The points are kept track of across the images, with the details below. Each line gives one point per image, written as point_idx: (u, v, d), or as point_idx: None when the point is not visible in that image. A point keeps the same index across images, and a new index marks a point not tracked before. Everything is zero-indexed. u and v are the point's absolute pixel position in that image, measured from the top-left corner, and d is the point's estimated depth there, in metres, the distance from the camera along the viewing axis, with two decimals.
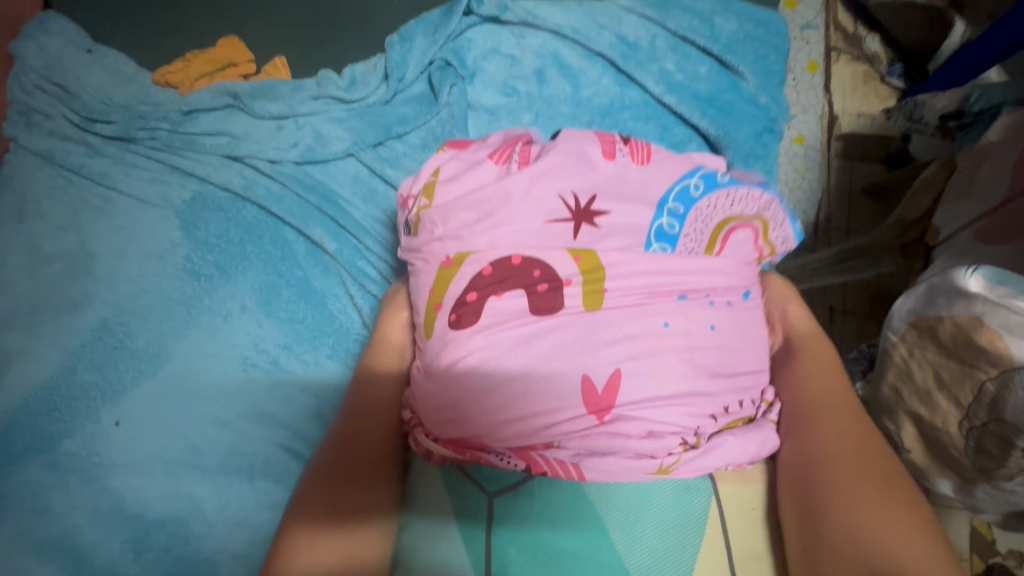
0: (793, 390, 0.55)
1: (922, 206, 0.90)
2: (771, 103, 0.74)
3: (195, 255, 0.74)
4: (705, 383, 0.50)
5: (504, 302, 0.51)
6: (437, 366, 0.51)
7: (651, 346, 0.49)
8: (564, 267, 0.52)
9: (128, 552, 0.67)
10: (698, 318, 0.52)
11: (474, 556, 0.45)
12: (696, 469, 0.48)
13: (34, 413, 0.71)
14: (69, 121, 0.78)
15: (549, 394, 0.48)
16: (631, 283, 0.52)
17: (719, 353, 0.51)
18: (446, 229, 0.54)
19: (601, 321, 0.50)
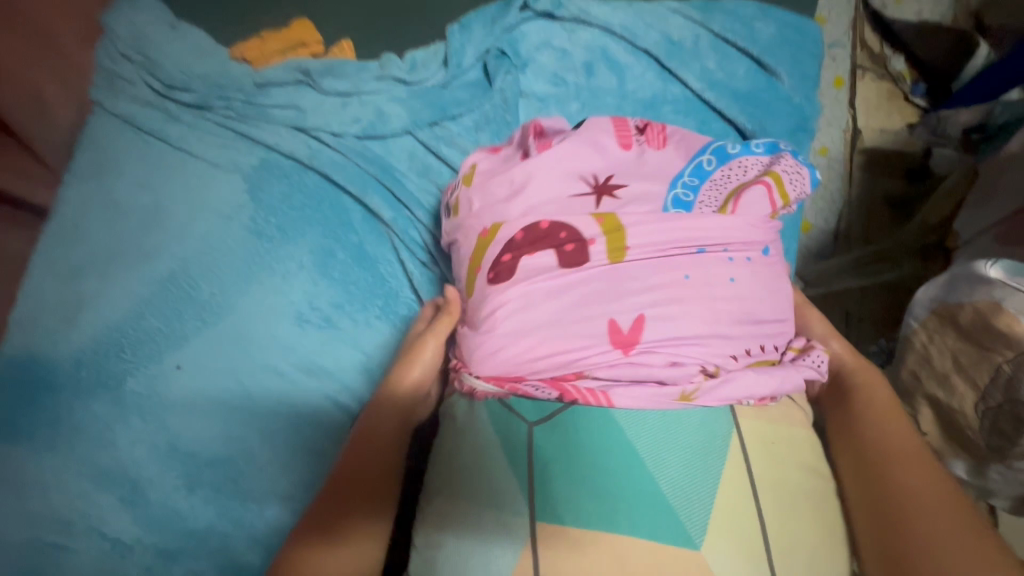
0: (864, 435, 0.55)
1: (943, 212, 0.94)
2: (805, 104, 0.79)
3: (259, 217, 0.80)
4: (725, 327, 0.54)
5: (536, 259, 0.55)
6: (480, 316, 0.55)
7: (673, 292, 0.53)
8: (588, 228, 0.55)
9: (182, 487, 0.73)
10: (717, 271, 0.55)
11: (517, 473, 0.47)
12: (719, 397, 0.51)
13: (104, 352, 0.76)
14: (150, 88, 0.84)
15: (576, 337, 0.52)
16: (653, 239, 0.55)
17: (738, 301, 0.54)
18: (486, 203, 0.59)
19: (623, 274, 0.54)
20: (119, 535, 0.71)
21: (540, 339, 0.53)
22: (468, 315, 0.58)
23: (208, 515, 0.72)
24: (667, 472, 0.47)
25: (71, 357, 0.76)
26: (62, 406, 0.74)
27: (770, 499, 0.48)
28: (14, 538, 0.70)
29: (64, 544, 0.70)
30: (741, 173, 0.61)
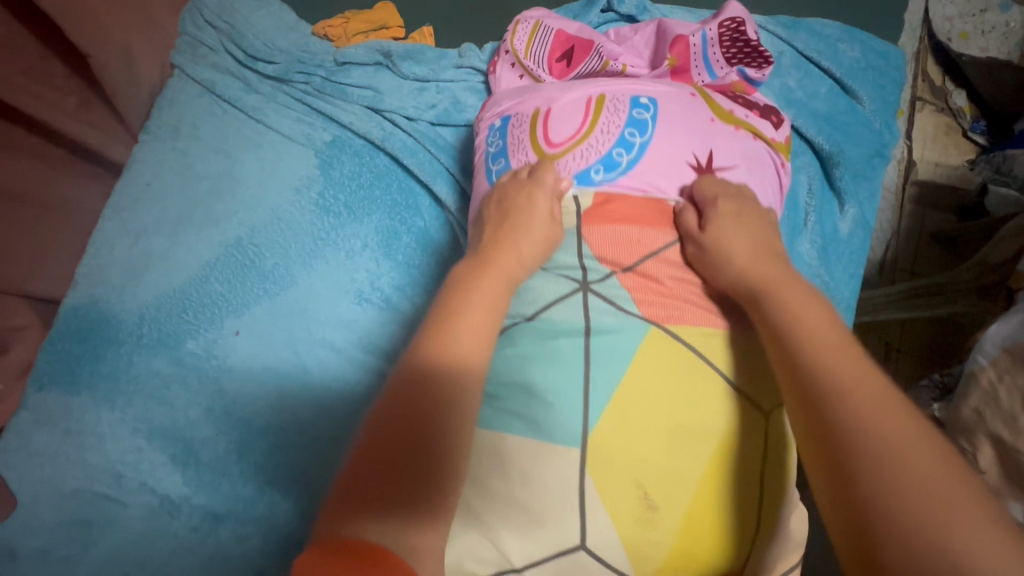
0: (837, 379, 0.41)
1: (1008, 251, 0.91)
2: (884, 129, 0.79)
3: (328, 193, 0.81)
4: (571, 136, 0.62)
5: (581, 108, 0.63)
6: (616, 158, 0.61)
7: (578, 110, 0.63)
8: (583, 90, 0.65)
9: (232, 452, 0.73)
10: (566, 102, 0.64)
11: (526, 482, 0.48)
12: (633, 194, 0.59)
13: (168, 311, 0.77)
14: (232, 57, 0.86)
15: (536, 94, 0.68)
16: (575, 93, 0.65)
17: (579, 120, 0.63)
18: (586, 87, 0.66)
19: (569, 115, 0.63)
20: (169, 493, 0.72)
21: (500, 131, 0.68)
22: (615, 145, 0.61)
23: (256, 482, 0.72)
24: (519, 434, 0.49)
25: (135, 315, 0.77)
26: (124, 360, 0.76)
27: (661, 481, 0.48)
28: (69, 485, 0.72)
29: (116, 497, 0.72)
30: (745, 61, 0.70)
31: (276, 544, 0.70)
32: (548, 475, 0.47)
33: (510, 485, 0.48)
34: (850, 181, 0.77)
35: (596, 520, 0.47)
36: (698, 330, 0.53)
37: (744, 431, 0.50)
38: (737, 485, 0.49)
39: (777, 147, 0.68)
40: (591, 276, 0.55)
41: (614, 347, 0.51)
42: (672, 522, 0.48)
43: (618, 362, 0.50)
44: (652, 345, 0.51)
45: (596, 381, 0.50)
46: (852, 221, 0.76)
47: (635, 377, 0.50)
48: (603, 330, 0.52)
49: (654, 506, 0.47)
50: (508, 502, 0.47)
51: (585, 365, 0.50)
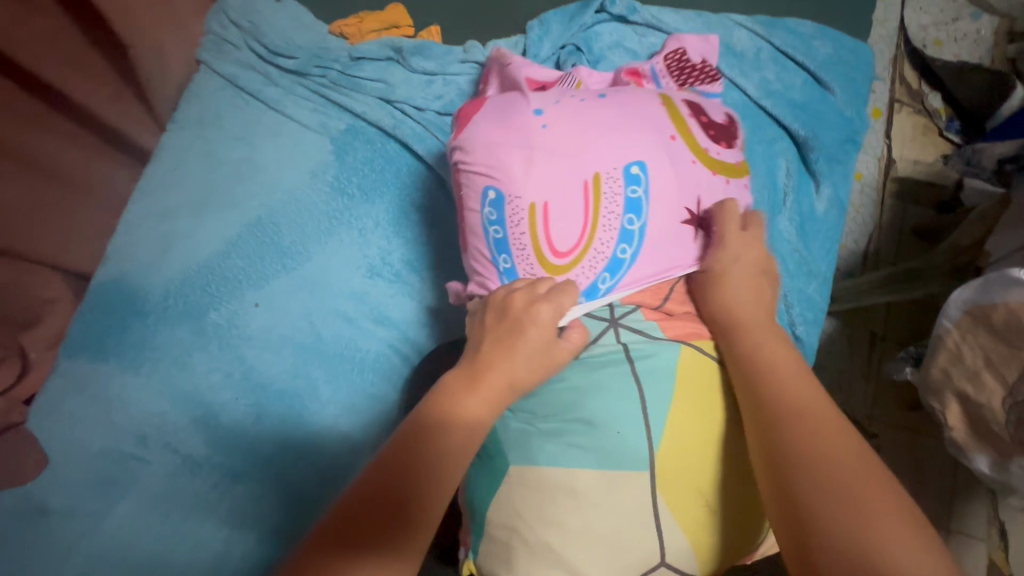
0: (783, 396, 0.50)
1: (975, 234, 0.96)
2: (856, 117, 0.86)
3: (342, 176, 0.87)
4: (573, 234, 0.62)
5: (578, 200, 0.62)
6: (625, 251, 0.62)
7: (572, 197, 0.62)
8: (577, 172, 0.62)
9: (251, 415, 0.78)
10: (557, 189, 0.61)
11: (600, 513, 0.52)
12: (638, 283, 0.64)
13: (192, 285, 0.83)
14: (253, 53, 0.94)
15: (521, 181, 0.61)
16: (565, 175, 0.62)
17: (576, 213, 0.62)
18: (573, 162, 0.62)
19: (566, 211, 0.62)
20: (190, 453, 0.76)
21: (495, 226, 0.64)
22: (616, 240, 0.62)
23: (273, 444, 0.77)
24: (589, 466, 0.53)
25: (161, 287, 0.83)
26: (150, 330, 0.81)
27: (715, 486, 0.54)
28: (97, 446, 0.76)
29: (140, 457, 0.76)
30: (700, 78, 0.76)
31: (291, 501, 0.74)
32: (628, 501, 0.52)
33: (588, 517, 0.51)
34: (825, 164, 0.83)
35: (671, 534, 0.52)
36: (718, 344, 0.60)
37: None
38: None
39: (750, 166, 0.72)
40: (618, 314, 0.62)
41: (660, 365, 0.57)
42: (731, 525, 0.54)
43: (668, 381, 0.56)
44: (694, 367, 0.57)
45: (651, 404, 0.55)
46: (827, 200, 0.83)
47: (685, 397, 0.55)
48: (643, 352, 0.58)
49: (715, 514, 0.53)
50: (584, 532, 0.51)
51: (636, 386, 0.56)
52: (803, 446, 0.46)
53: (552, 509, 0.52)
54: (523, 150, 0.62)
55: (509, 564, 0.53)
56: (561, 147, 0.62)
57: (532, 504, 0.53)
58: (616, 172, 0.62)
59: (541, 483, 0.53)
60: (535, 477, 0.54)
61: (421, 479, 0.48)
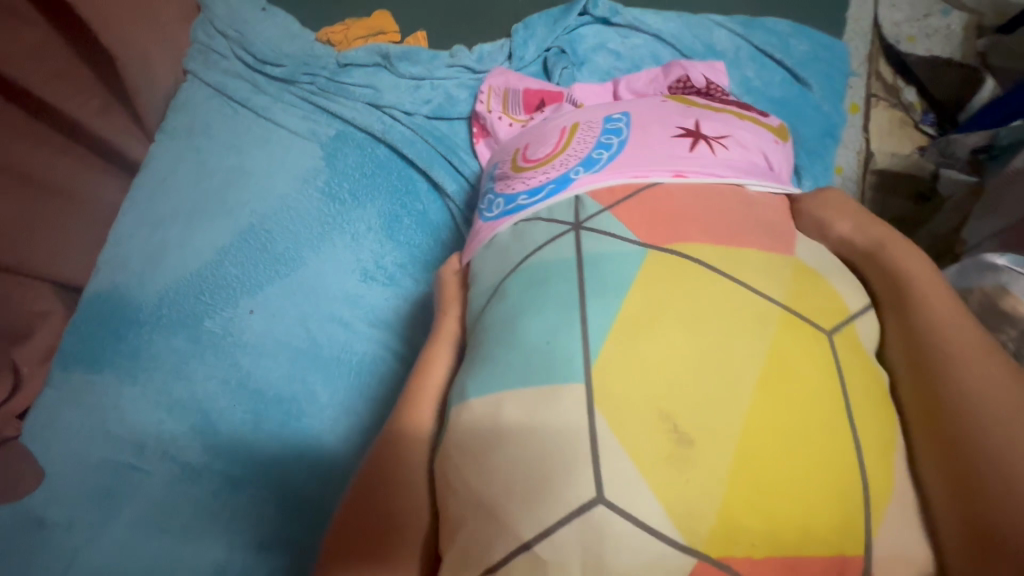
0: (946, 347, 0.46)
1: (950, 223, 1.01)
2: (833, 112, 0.88)
3: (334, 182, 0.88)
4: (544, 153, 0.59)
5: (554, 133, 0.60)
6: (598, 157, 0.55)
7: (548, 132, 0.61)
8: (561, 120, 0.62)
9: (248, 421, 0.78)
10: (538, 131, 0.63)
11: (530, 444, 0.42)
12: (617, 175, 0.54)
13: (185, 293, 0.83)
14: (241, 62, 0.94)
15: (513, 140, 0.68)
16: (547, 124, 0.63)
17: (547, 141, 0.60)
18: (559, 118, 0.63)
19: (542, 140, 0.61)
20: (189, 461, 0.76)
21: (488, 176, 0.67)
22: (586, 150, 0.56)
23: (271, 448, 0.77)
24: (517, 384, 0.45)
25: (155, 297, 0.83)
26: (144, 339, 0.81)
27: (687, 407, 0.41)
28: (94, 456, 0.76)
29: (138, 466, 0.76)
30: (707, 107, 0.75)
31: (289, 507, 0.74)
32: (559, 421, 0.42)
33: (513, 444, 0.43)
34: (805, 158, 0.86)
35: (614, 464, 0.40)
36: (710, 250, 0.48)
37: (791, 351, 0.44)
38: (793, 412, 0.42)
39: (777, 132, 0.62)
40: (582, 215, 0.52)
41: (608, 271, 0.47)
42: (716, 455, 0.40)
43: (615, 288, 0.46)
44: (654, 268, 0.47)
45: (595, 317, 0.45)
46: (808, 193, 0.84)
47: (642, 299, 0.45)
48: (591, 258, 0.49)
49: (687, 440, 0.40)
50: (513, 470, 0.42)
51: (578, 294, 0.47)
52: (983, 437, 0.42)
53: (480, 446, 0.44)
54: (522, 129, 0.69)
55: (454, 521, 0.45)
56: (553, 117, 0.66)
57: (462, 440, 0.46)
58: (595, 113, 0.61)
59: (471, 412, 0.46)
60: (468, 412, 0.46)
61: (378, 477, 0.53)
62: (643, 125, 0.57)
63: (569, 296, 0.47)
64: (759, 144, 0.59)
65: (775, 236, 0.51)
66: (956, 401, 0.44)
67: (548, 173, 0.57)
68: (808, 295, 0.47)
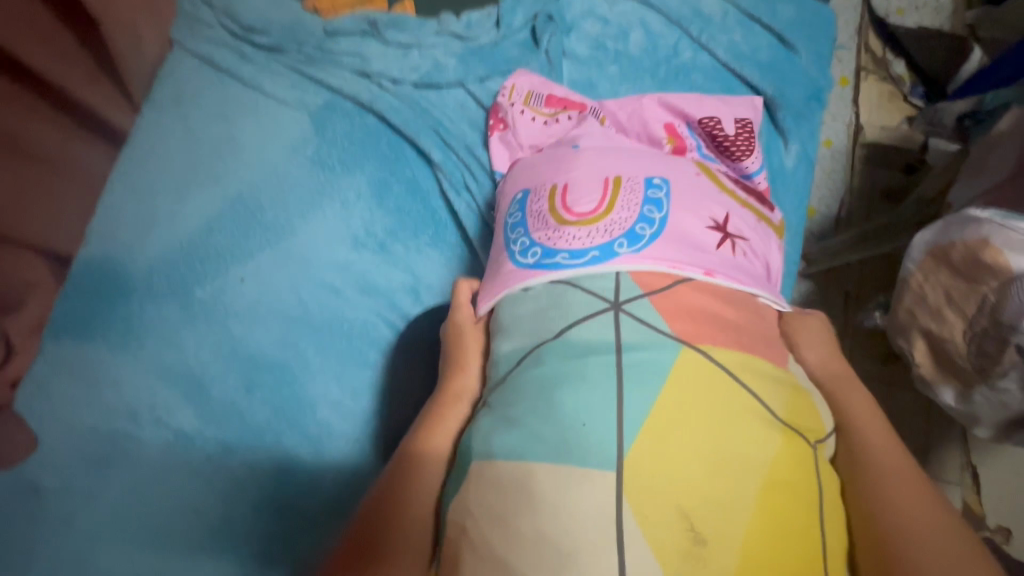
0: (879, 465, 0.53)
1: (938, 186, 1.01)
2: (820, 75, 0.89)
3: (323, 151, 0.88)
4: (586, 208, 0.60)
5: (591, 184, 0.62)
6: (639, 235, 0.58)
7: (589, 179, 0.62)
8: (599, 170, 0.63)
9: (241, 387, 0.78)
10: (571, 170, 0.64)
11: (552, 520, 0.45)
12: (657, 261, 0.56)
13: (175, 262, 0.83)
14: (227, 31, 0.94)
15: (547, 172, 0.67)
16: (582, 165, 0.64)
17: (587, 190, 0.61)
18: (596, 162, 0.64)
19: (580, 187, 0.62)
20: (182, 427, 0.76)
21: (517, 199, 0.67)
22: (631, 224, 0.59)
23: (265, 414, 0.77)
24: (547, 462, 0.47)
25: (146, 266, 0.83)
26: (136, 308, 0.81)
27: (709, 506, 0.45)
28: (86, 423, 0.76)
29: (131, 433, 0.76)
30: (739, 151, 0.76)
31: (284, 470, 0.75)
32: (580, 504, 0.45)
33: (538, 524, 0.45)
34: (793, 121, 0.86)
35: (636, 553, 0.44)
36: (740, 358, 0.53)
37: (785, 460, 0.49)
38: (796, 513, 0.47)
39: (777, 233, 0.70)
40: (622, 296, 0.55)
41: (651, 361, 0.51)
42: (726, 556, 0.44)
43: (654, 379, 0.50)
44: (687, 363, 0.51)
45: (630, 400, 0.49)
46: (795, 156, 0.85)
47: (674, 397, 0.49)
48: (632, 346, 0.52)
49: (704, 539, 0.44)
50: (539, 544, 0.45)
51: (614, 382, 0.50)
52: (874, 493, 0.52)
53: (500, 507, 0.47)
54: (557, 158, 0.67)
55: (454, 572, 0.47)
56: (591, 155, 0.65)
57: (482, 500, 0.48)
58: (631, 173, 0.63)
59: (497, 480, 0.48)
60: (492, 474, 0.49)
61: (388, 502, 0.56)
62: (681, 198, 0.61)
63: (598, 394, 0.49)
64: (762, 240, 0.66)
65: (754, 305, 0.60)
66: (893, 526, 0.49)
67: (594, 239, 0.58)
68: (810, 401, 0.54)
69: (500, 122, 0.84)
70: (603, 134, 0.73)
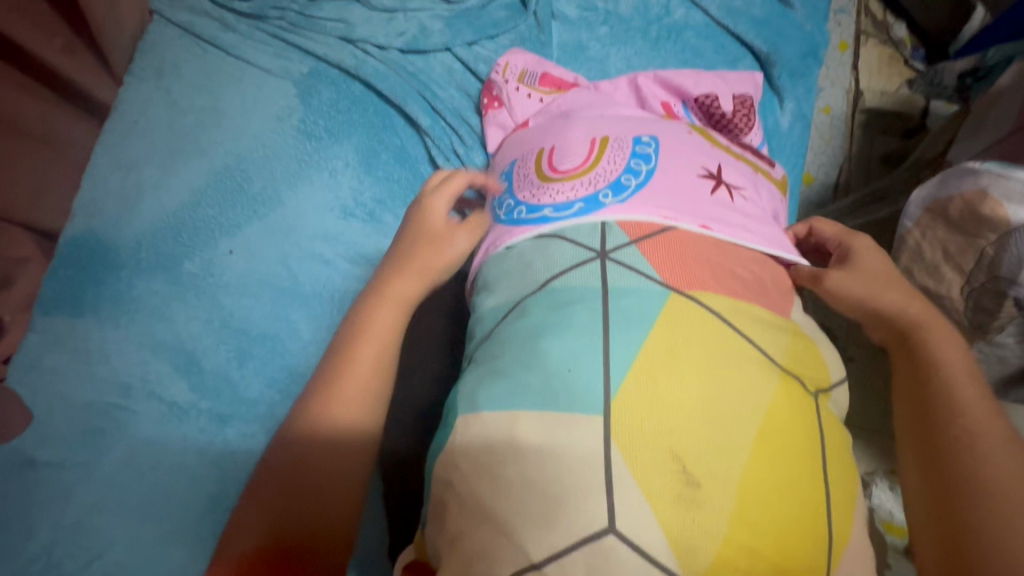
0: (956, 410, 0.50)
1: (936, 147, 1.01)
2: (815, 31, 0.88)
3: (309, 119, 0.87)
4: (573, 165, 0.60)
5: (578, 146, 0.62)
6: (629, 189, 0.57)
7: (573, 140, 0.63)
8: (588, 132, 0.64)
9: (232, 359, 0.78)
10: (561, 136, 0.65)
11: (538, 468, 0.42)
12: (647, 212, 0.55)
13: (163, 236, 0.82)
14: (208, 0, 0.95)
15: (537, 140, 0.68)
16: (570, 131, 0.65)
17: (574, 150, 0.61)
18: (584, 127, 0.65)
19: (568, 149, 0.62)
20: (176, 400, 0.76)
21: (506, 171, 0.68)
22: (619, 178, 0.58)
23: (258, 386, 0.77)
24: (532, 406, 0.44)
25: (133, 240, 0.82)
26: (124, 283, 0.80)
27: (702, 451, 0.42)
28: (80, 399, 0.75)
29: (125, 406, 0.75)
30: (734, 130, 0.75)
31: None
32: (566, 451, 0.42)
33: (526, 473, 0.42)
34: (788, 78, 0.85)
35: (628, 497, 0.41)
36: (730, 302, 0.50)
37: (789, 410, 0.46)
38: (799, 460, 0.44)
39: (778, 187, 0.69)
40: (609, 245, 0.53)
41: (633, 305, 0.48)
42: (723, 500, 0.41)
43: (643, 324, 0.47)
44: (676, 307, 0.48)
45: (617, 345, 0.46)
46: (791, 115, 0.83)
47: (667, 335, 0.46)
48: (621, 290, 0.50)
49: (696, 482, 0.41)
50: (523, 488, 0.42)
51: (603, 325, 0.47)
52: (975, 473, 0.47)
53: (490, 456, 0.44)
54: (547, 129, 0.69)
55: (443, 520, 0.45)
56: (580, 123, 0.66)
57: (469, 454, 0.45)
58: (621, 135, 0.62)
59: (484, 429, 0.45)
60: (478, 424, 0.46)
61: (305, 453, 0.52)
62: (671, 156, 0.60)
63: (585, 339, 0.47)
64: (764, 196, 0.64)
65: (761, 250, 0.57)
66: (961, 471, 0.47)
67: (578, 191, 0.58)
68: (807, 349, 0.52)
69: (495, 101, 0.82)
70: (590, 99, 0.74)
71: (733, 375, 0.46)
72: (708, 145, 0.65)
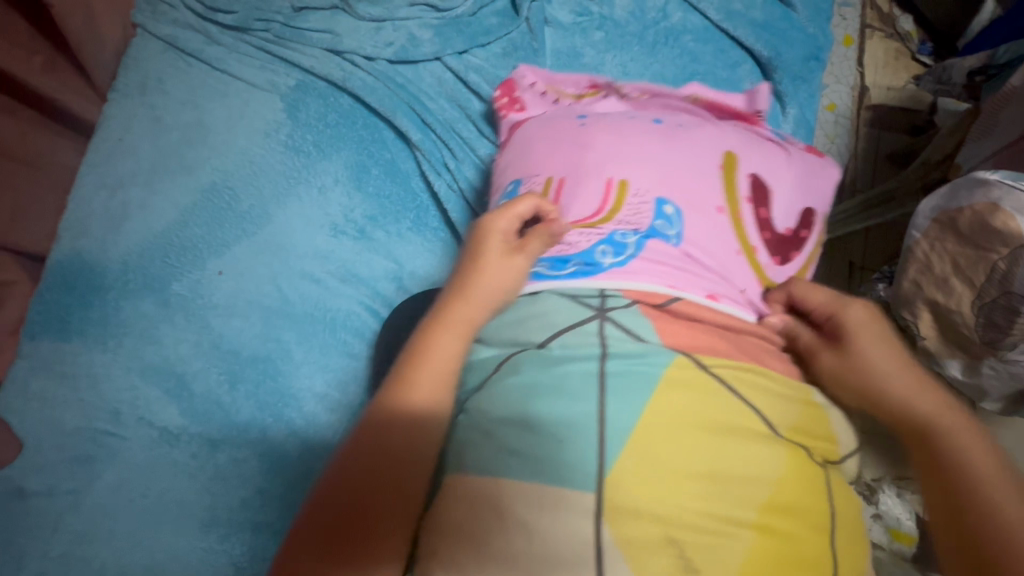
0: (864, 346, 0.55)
1: (945, 149, 0.95)
2: (818, 33, 0.86)
3: (297, 134, 0.85)
4: (580, 214, 0.60)
5: (589, 194, 0.60)
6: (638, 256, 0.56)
7: (586, 181, 0.61)
8: (609, 173, 0.61)
9: (223, 382, 0.76)
10: (568, 167, 0.63)
11: (527, 536, 0.41)
12: (653, 279, 0.54)
13: (150, 257, 0.80)
14: (191, 12, 0.93)
15: (534, 160, 0.66)
16: (587, 165, 0.62)
17: (586, 194, 0.60)
18: (601, 163, 0.62)
19: (577, 192, 0.61)
20: (166, 424, 0.74)
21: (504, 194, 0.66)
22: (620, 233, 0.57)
23: (249, 410, 0.75)
24: (521, 479, 0.43)
25: (120, 261, 0.80)
26: (112, 305, 0.79)
27: (696, 533, 0.41)
28: (68, 425, 0.74)
29: (114, 432, 0.74)
30: None
31: (271, 464, 0.73)
32: (556, 529, 0.41)
33: (515, 553, 0.40)
34: (789, 83, 0.82)
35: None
36: (732, 370, 0.48)
37: (791, 479, 0.44)
38: (801, 541, 0.42)
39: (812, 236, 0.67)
40: (608, 304, 0.52)
41: (634, 370, 0.46)
42: None
43: (641, 394, 0.44)
44: (679, 372, 0.46)
45: (614, 412, 0.44)
46: (794, 121, 0.80)
47: (666, 404, 0.44)
48: (622, 356, 0.47)
49: (693, 567, 0.40)
50: (508, 561, 0.40)
51: (597, 395, 0.45)
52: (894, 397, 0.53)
53: (476, 527, 0.42)
54: (551, 150, 0.66)
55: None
56: (599, 153, 0.63)
57: (453, 518, 0.43)
58: (645, 184, 0.60)
59: (468, 497, 0.44)
60: (462, 489, 0.44)
61: (382, 453, 0.46)
62: (692, 219, 0.59)
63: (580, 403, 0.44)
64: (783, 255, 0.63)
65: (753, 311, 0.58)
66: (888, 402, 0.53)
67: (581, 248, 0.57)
68: (820, 418, 0.50)
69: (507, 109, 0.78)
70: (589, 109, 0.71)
71: (734, 441, 0.44)
72: (744, 196, 0.62)
